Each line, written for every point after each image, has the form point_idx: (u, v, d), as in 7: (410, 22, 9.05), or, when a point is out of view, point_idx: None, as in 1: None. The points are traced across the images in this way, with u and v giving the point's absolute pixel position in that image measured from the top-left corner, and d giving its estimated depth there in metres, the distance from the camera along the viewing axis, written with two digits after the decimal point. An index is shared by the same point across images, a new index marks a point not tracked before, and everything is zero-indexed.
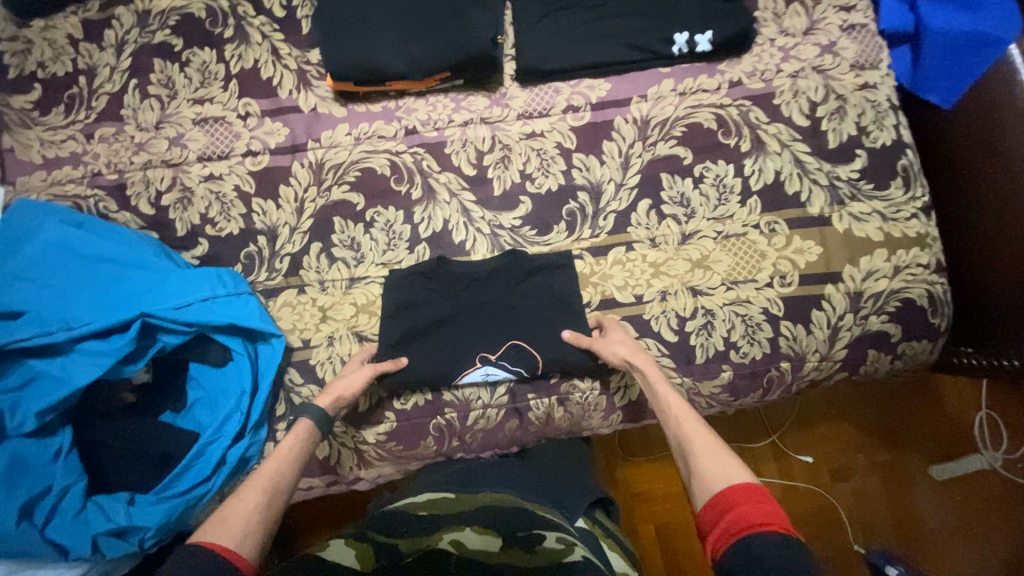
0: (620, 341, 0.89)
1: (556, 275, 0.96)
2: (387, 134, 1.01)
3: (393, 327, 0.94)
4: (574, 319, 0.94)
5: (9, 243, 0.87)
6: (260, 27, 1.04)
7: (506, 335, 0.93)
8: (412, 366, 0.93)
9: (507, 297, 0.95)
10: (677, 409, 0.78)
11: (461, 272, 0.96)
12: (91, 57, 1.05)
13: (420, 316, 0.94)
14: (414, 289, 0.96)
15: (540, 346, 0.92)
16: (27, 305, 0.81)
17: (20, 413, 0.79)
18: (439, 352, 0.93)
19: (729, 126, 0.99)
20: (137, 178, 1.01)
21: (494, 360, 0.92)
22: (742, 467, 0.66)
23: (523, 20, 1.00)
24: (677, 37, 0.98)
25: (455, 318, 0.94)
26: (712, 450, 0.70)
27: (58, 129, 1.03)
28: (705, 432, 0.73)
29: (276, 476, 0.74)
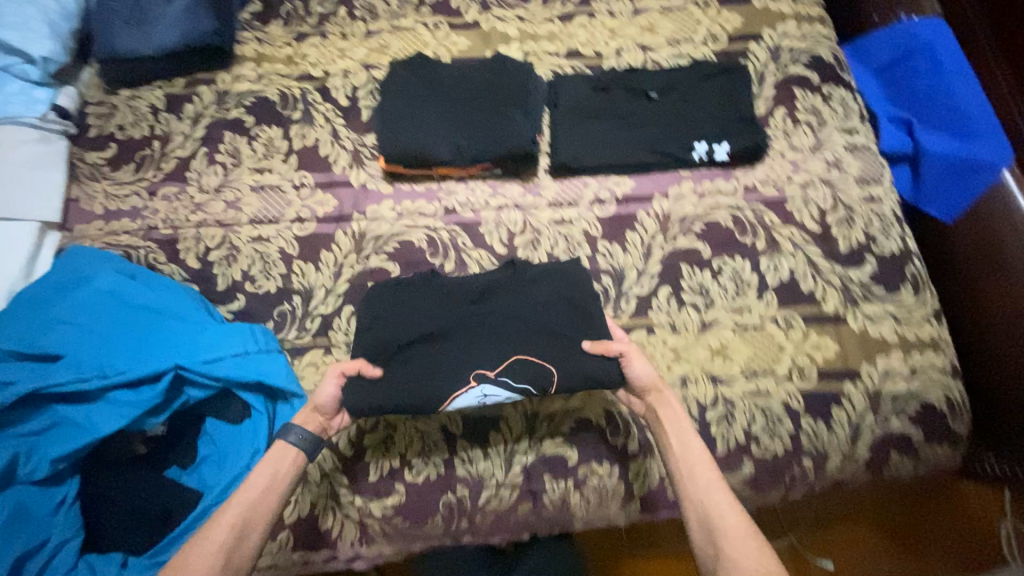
0: (643, 366, 0.87)
1: (568, 276, 0.96)
2: (427, 212, 1.10)
3: (385, 335, 0.91)
4: (590, 325, 0.91)
5: (59, 287, 0.91)
6: (324, 112, 1.17)
7: (506, 351, 0.88)
8: (395, 386, 0.86)
9: (511, 305, 0.93)
10: (706, 467, 0.78)
11: (460, 285, 0.96)
12: (167, 126, 1.17)
13: (397, 332, 0.91)
14: (385, 303, 0.94)
15: (549, 357, 0.88)
16: (67, 349, 0.84)
17: (36, 458, 0.79)
18: (432, 368, 0.88)
19: (745, 225, 1.06)
20: (189, 235, 1.08)
21: (494, 377, 0.86)
22: (772, 557, 0.70)
23: (559, 123, 1.12)
24: (697, 145, 1.09)
25: (451, 333, 0.91)
26: (740, 533, 0.72)
27: (125, 184, 1.13)
28: (734, 508, 0.75)
29: (241, 524, 0.74)
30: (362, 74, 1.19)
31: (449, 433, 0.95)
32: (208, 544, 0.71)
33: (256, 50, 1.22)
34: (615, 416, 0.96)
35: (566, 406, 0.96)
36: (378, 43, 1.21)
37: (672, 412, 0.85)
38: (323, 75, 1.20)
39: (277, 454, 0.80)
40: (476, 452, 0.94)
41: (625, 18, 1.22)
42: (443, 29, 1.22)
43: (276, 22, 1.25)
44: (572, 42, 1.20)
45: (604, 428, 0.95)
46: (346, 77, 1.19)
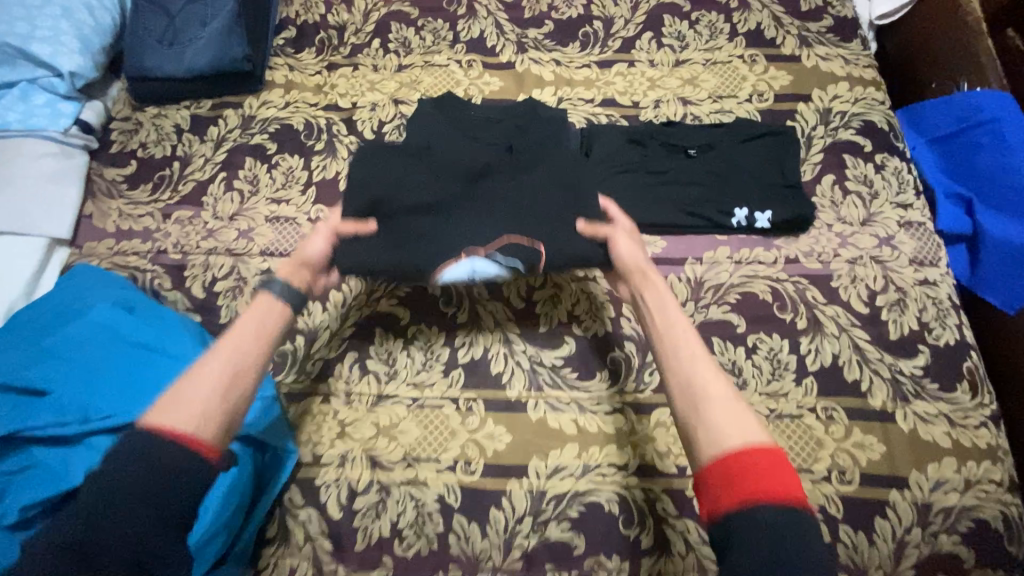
0: (630, 249, 0.82)
1: (570, 164, 0.92)
2: None
3: (373, 201, 0.87)
4: (586, 204, 0.88)
5: (59, 317, 0.88)
6: (348, 144, 1.13)
7: (496, 231, 0.85)
8: (381, 260, 0.84)
9: (509, 181, 0.90)
10: (690, 338, 0.69)
11: (458, 163, 0.92)
12: (189, 147, 1.14)
13: (384, 197, 0.87)
14: (369, 166, 0.89)
15: (538, 238, 0.85)
16: (53, 387, 0.79)
17: (4, 505, 0.72)
18: (418, 236, 0.85)
19: (785, 300, 0.98)
20: (198, 262, 1.04)
21: (485, 254, 0.83)
22: (762, 428, 0.60)
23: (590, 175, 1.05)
24: (737, 211, 1.01)
25: (442, 205, 0.87)
26: (728, 405, 0.62)
27: (140, 204, 1.10)
28: (721, 379, 0.65)
29: (229, 371, 0.65)
30: (390, 109, 1.15)
31: (446, 504, 0.88)
32: (197, 384, 0.63)
33: (286, 76, 1.20)
34: (629, 504, 0.87)
35: (575, 487, 0.88)
36: (409, 77, 1.18)
37: (655, 292, 0.76)
38: (351, 107, 1.17)
39: (263, 306, 0.74)
40: (474, 532, 0.87)
41: (667, 68, 1.17)
42: (477, 68, 1.18)
43: (309, 50, 1.23)
44: (609, 89, 1.15)
45: (617, 515, 0.87)
46: (374, 110, 1.16)
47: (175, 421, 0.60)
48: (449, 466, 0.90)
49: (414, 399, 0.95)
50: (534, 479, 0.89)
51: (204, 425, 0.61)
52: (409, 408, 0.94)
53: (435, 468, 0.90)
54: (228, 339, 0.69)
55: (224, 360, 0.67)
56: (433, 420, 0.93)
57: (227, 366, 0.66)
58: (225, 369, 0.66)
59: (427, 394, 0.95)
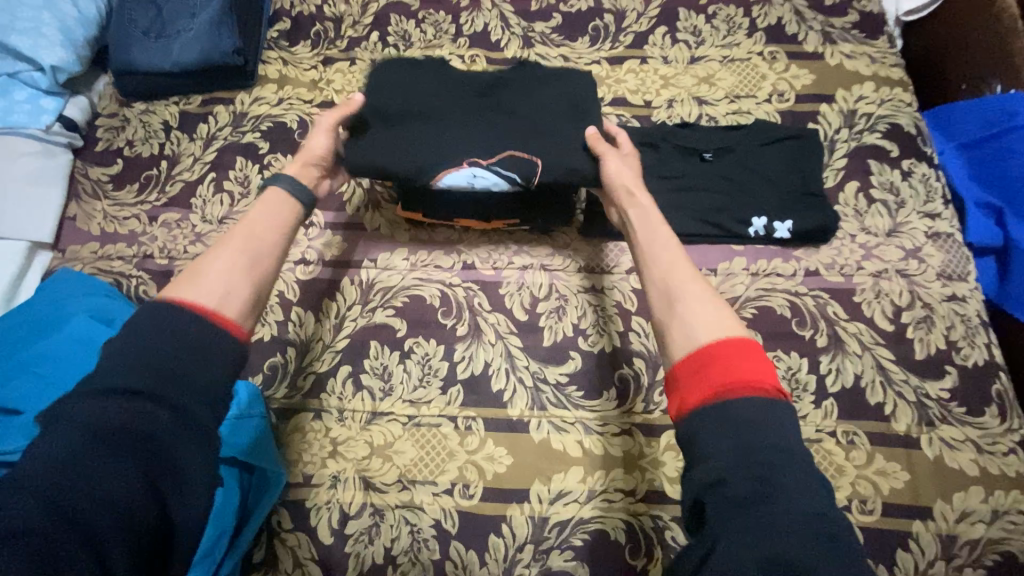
0: (621, 168, 0.83)
1: (580, 84, 0.92)
2: (443, 265, 0.99)
3: (384, 108, 0.88)
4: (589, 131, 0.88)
5: (33, 331, 0.83)
6: None
7: (502, 145, 0.86)
8: (388, 136, 0.86)
9: (521, 100, 0.91)
10: (670, 250, 0.73)
11: (471, 77, 0.93)
12: (177, 146, 1.09)
13: (396, 96, 0.89)
14: (385, 70, 0.92)
15: (540, 151, 0.85)
16: (26, 407, 0.74)
17: None
18: (411, 139, 0.86)
19: (805, 316, 0.93)
20: (185, 268, 1.00)
21: (487, 164, 0.85)
22: (737, 320, 0.64)
23: None
24: (754, 220, 0.95)
25: (453, 114, 0.89)
26: (702, 300, 0.66)
27: (126, 205, 1.05)
28: (699, 280, 0.69)
29: (248, 260, 0.69)
30: None
31: (442, 529, 0.84)
32: (217, 271, 0.66)
33: (280, 71, 1.14)
34: (636, 533, 0.83)
35: (579, 513, 0.84)
36: None
37: (642, 209, 0.79)
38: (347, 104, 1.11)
39: (276, 204, 0.77)
40: (472, 559, 0.83)
41: (681, 65, 1.10)
42: (480, 63, 1.12)
43: (304, 42, 1.16)
44: (619, 88, 1.08)
45: (622, 544, 0.82)
46: None
47: (197, 295, 0.63)
48: (446, 489, 0.86)
49: (410, 416, 0.90)
50: (536, 504, 0.85)
51: (226, 303, 0.64)
52: (405, 426, 0.90)
53: (432, 490, 0.86)
54: (241, 232, 0.72)
55: (243, 250, 0.70)
56: (429, 439, 0.89)
57: (246, 254, 0.70)
58: (245, 258, 0.70)
59: (424, 411, 0.90)
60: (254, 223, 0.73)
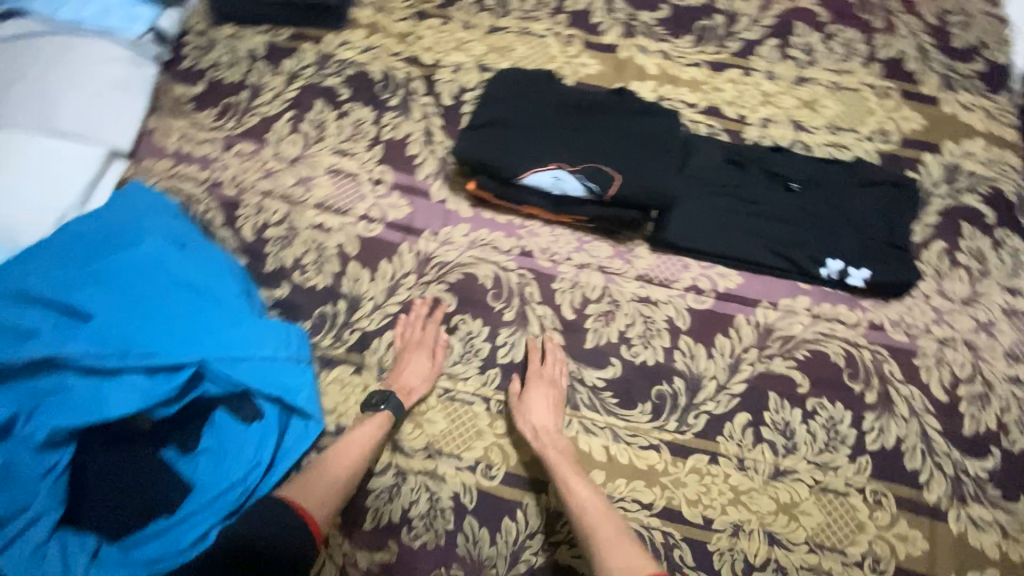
0: (528, 411, 0.87)
1: (667, 121, 0.95)
2: (501, 247, 0.98)
3: (484, 112, 0.95)
4: (669, 165, 0.90)
5: (110, 240, 0.86)
6: (423, 105, 1.07)
7: (582, 160, 0.90)
8: (481, 143, 0.92)
9: (609, 124, 0.94)
10: (580, 489, 0.79)
11: (568, 93, 0.97)
12: (260, 78, 1.09)
13: (493, 108, 0.95)
14: (491, 82, 0.98)
15: (618, 174, 0.89)
16: (97, 315, 0.77)
17: (34, 425, 0.72)
18: (497, 144, 0.92)
19: (858, 368, 0.91)
20: (252, 202, 1.01)
21: (572, 170, 0.89)
22: (644, 558, 0.71)
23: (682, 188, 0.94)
24: (830, 261, 0.92)
25: (542, 125, 0.93)
26: (615, 542, 0.73)
27: (204, 128, 1.06)
28: (609, 518, 0.76)
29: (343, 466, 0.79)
30: (474, 75, 1.08)
31: (460, 503, 0.87)
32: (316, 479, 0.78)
33: (371, 18, 1.13)
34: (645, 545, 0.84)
35: None
36: (500, 43, 1.09)
37: (550, 453, 0.83)
38: (433, 64, 1.09)
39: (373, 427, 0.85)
40: (483, 536, 0.86)
41: (784, 85, 1.05)
42: (576, 45, 1.08)
43: None
44: (715, 96, 1.04)
45: None
46: (457, 73, 1.08)
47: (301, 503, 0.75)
48: (470, 466, 0.89)
49: (445, 389, 0.92)
50: (553, 498, 0.87)
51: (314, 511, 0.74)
52: (439, 397, 0.92)
53: (456, 464, 0.89)
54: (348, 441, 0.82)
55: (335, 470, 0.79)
56: (461, 415, 0.91)
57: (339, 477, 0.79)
58: (339, 464, 0.80)
59: (460, 387, 0.92)
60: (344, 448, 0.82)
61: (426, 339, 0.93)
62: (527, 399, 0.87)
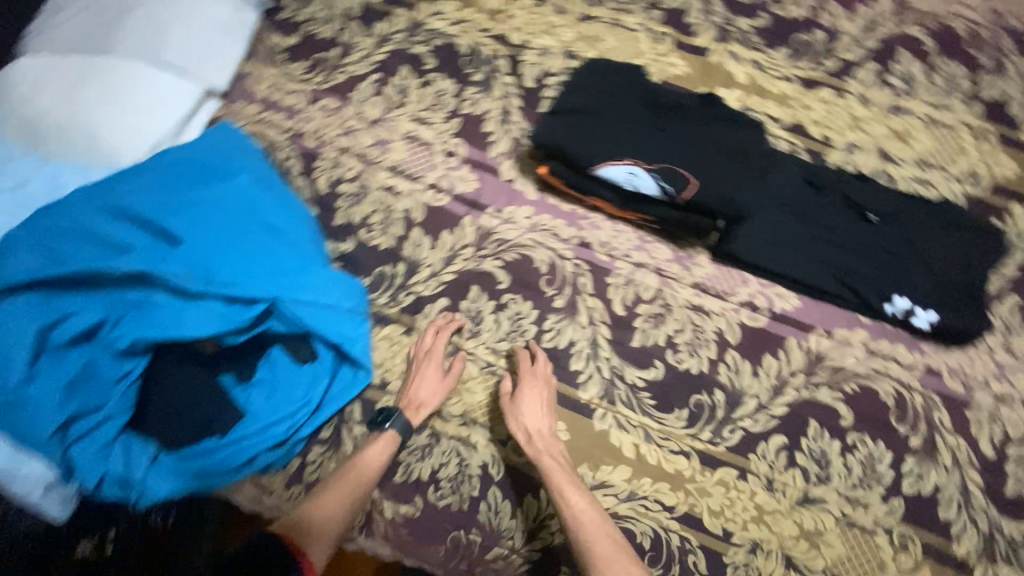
0: (526, 412, 0.88)
1: (751, 133, 0.94)
2: (561, 235, 0.99)
3: (569, 99, 0.96)
4: (744, 180, 0.91)
5: (203, 171, 0.90)
6: (505, 84, 1.08)
7: (659, 161, 0.90)
8: (561, 130, 0.94)
9: (692, 128, 0.93)
10: (578, 500, 0.80)
11: (656, 91, 0.96)
12: (352, 37, 1.13)
13: (578, 96, 0.95)
14: (579, 70, 0.99)
15: (694, 181, 0.89)
16: (186, 240, 0.82)
17: (119, 332, 0.78)
18: (577, 133, 0.93)
19: (906, 411, 0.89)
20: (329, 156, 1.05)
21: (647, 169, 0.90)
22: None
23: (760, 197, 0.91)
24: (897, 299, 0.90)
25: (624, 119, 0.93)
26: (612, 557, 0.74)
27: (294, 79, 1.11)
28: (607, 532, 0.77)
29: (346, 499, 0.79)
30: (560, 60, 1.08)
31: (487, 473, 0.90)
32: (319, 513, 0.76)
33: None
34: (661, 545, 0.86)
35: (614, 507, 0.88)
36: (590, 32, 1.09)
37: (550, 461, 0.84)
38: (521, 44, 1.10)
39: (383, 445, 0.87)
40: (505, 509, 0.89)
41: (876, 111, 1.02)
42: (666, 43, 1.07)
43: None
44: (802, 114, 1.02)
45: (645, 550, 0.86)
46: (543, 56, 1.09)
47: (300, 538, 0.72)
48: (502, 440, 0.91)
49: (488, 363, 0.95)
50: None
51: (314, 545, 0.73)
52: (481, 369, 0.95)
53: (489, 436, 0.92)
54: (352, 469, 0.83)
55: (347, 485, 0.80)
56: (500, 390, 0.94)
57: (349, 492, 0.80)
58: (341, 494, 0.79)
59: (503, 364, 0.95)
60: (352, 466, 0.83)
61: (438, 356, 0.93)
62: (523, 401, 0.89)
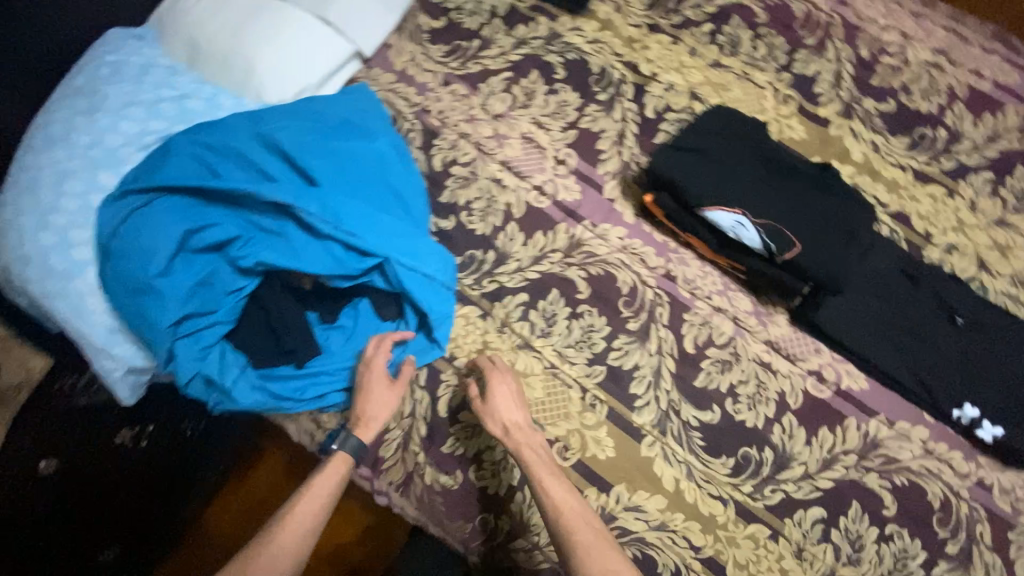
0: (498, 408, 0.89)
1: (861, 214, 0.97)
2: (648, 262, 1.03)
3: (691, 138, 1.00)
4: (848, 255, 0.93)
5: (348, 125, 0.97)
6: (626, 109, 1.13)
7: (767, 216, 0.93)
8: (679, 165, 0.97)
9: (804, 194, 0.96)
10: (555, 487, 0.82)
11: (778, 151, 0.99)
12: (493, 33, 1.19)
13: (700, 138, 1.00)
14: (707, 114, 1.03)
15: (798, 245, 0.92)
16: (323, 184, 0.89)
17: (248, 251, 0.86)
18: (693, 172, 0.96)
19: (951, 517, 0.89)
20: (449, 137, 1.12)
21: (753, 222, 0.93)
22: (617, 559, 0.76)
23: (855, 273, 0.94)
24: (965, 406, 0.91)
25: (740, 170, 0.97)
26: (592, 544, 0.77)
27: (432, 59, 1.18)
28: (586, 517, 0.80)
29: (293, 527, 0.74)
30: (684, 99, 1.12)
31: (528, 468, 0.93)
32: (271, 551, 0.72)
33: (608, 16, 1.20)
34: None
35: (641, 532, 0.90)
36: (718, 80, 1.13)
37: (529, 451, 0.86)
38: (650, 76, 1.15)
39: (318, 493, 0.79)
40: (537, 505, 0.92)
41: (983, 220, 1.03)
42: (790, 107, 1.10)
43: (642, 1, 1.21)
44: (909, 205, 1.03)
45: None
46: (667, 92, 1.13)
47: None
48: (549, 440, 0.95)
49: (552, 364, 0.98)
50: (611, 501, 0.91)
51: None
52: (544, 369, 0.98)
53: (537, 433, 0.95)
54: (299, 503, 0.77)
55: (294, 527, 0.74)
56: (557, 392, 0.97)
57: (299, 532, 0.74)
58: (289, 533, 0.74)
59: (566, 369, 0.98)
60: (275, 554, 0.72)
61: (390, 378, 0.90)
62: (490, 401, 0.90)
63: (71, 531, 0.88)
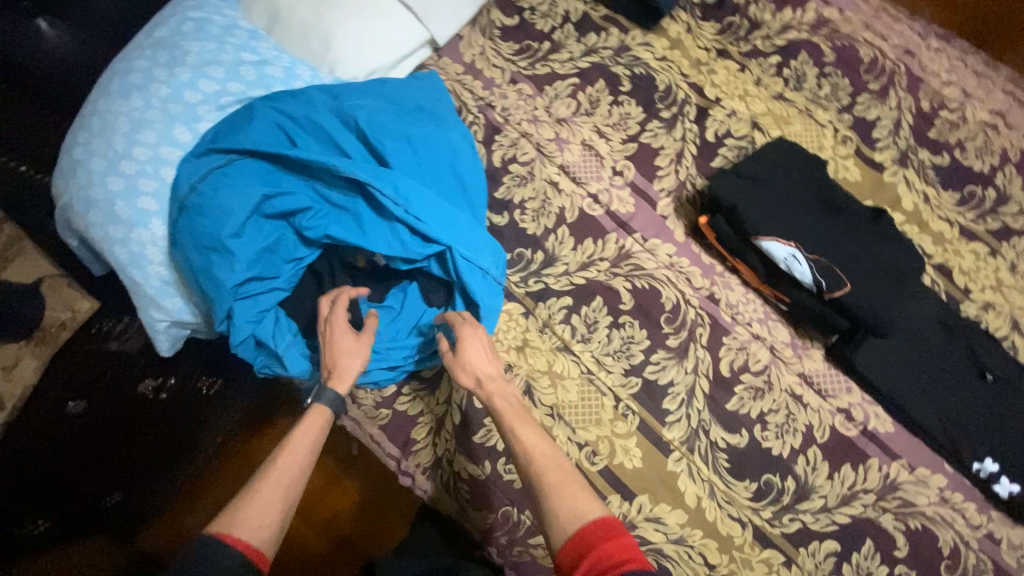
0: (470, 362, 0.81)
1: (911, 262, 0.99)
2: (693, 282, 1.05)
3: (752, 167, 1.02)
4: (891, 299, 0.95)
5: (424, 112, 0.98)
6: (687, 129, 1.14)
7: (816, 253, 0.97)
8: (738, 191, 1.00)
9: (856, 236, 0.99)
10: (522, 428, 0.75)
11: (837, 190, 1.01)
12: (564, 38, 1.21)
13: (760, 167, 1.02)
14: (770, 144, 1.05)
15: (846, 287, 0.95)
16: (395, 167, 0.91)
17: (319, 223, 0.89)
18: (750, 200, 0.99)
19: (959, 565, 0.92)
20: (511, 135, 1.13)
21: (805, 255, 0.96)
22: (591, 500, 0.65)
23: (905, 319, 0.95)
24: (986, 460, 0.93)
25: (796, 203, 1.00)
26: (561, 484, 0.67)
27: (502, 56, 1.19)
28: (552, 460, 0.71)
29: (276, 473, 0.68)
30: (745, 127, 1.14)
31: None
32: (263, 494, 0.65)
33: (679, 35, 1.21)
34: None
35: (660, 543, 0.92)
36: (780, 113, 1.15)
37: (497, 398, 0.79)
38: (714, 100, 1.16)
39: (280, 470, 0.69)
40: None
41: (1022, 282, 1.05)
42: (847, 148, 1.13)
43: (713, 24, 1.22)
44: (952, 259, 1.06)
45: None
46: (729, 118, 1.15)
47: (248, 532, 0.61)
48: (578, 442, 0.97)
49: (589, 370, 1.00)
50: (632, 510, 0.93)
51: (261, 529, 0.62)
52: (580, 373, 1.00)
53: (568, 434, 0.97)
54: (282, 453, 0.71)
55: (277, 473, 0.68)
56: (591, 398, 0.99)
57: (288, 477, 0.69)
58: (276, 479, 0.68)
59: (602, 376, 1.00)
60: (229, 556, 0.58)
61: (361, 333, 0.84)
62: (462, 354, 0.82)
63: (78, 470, 0.85)
